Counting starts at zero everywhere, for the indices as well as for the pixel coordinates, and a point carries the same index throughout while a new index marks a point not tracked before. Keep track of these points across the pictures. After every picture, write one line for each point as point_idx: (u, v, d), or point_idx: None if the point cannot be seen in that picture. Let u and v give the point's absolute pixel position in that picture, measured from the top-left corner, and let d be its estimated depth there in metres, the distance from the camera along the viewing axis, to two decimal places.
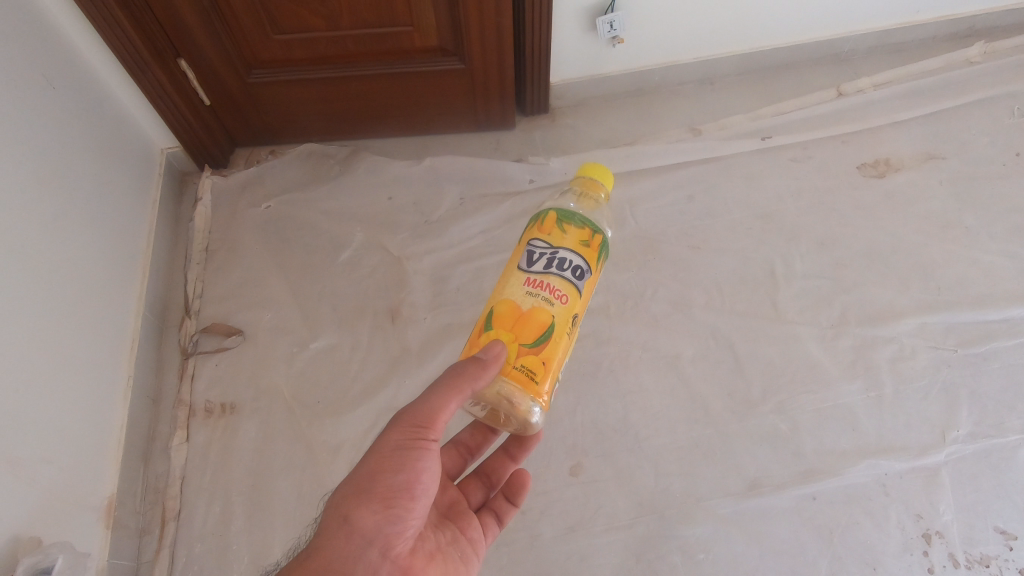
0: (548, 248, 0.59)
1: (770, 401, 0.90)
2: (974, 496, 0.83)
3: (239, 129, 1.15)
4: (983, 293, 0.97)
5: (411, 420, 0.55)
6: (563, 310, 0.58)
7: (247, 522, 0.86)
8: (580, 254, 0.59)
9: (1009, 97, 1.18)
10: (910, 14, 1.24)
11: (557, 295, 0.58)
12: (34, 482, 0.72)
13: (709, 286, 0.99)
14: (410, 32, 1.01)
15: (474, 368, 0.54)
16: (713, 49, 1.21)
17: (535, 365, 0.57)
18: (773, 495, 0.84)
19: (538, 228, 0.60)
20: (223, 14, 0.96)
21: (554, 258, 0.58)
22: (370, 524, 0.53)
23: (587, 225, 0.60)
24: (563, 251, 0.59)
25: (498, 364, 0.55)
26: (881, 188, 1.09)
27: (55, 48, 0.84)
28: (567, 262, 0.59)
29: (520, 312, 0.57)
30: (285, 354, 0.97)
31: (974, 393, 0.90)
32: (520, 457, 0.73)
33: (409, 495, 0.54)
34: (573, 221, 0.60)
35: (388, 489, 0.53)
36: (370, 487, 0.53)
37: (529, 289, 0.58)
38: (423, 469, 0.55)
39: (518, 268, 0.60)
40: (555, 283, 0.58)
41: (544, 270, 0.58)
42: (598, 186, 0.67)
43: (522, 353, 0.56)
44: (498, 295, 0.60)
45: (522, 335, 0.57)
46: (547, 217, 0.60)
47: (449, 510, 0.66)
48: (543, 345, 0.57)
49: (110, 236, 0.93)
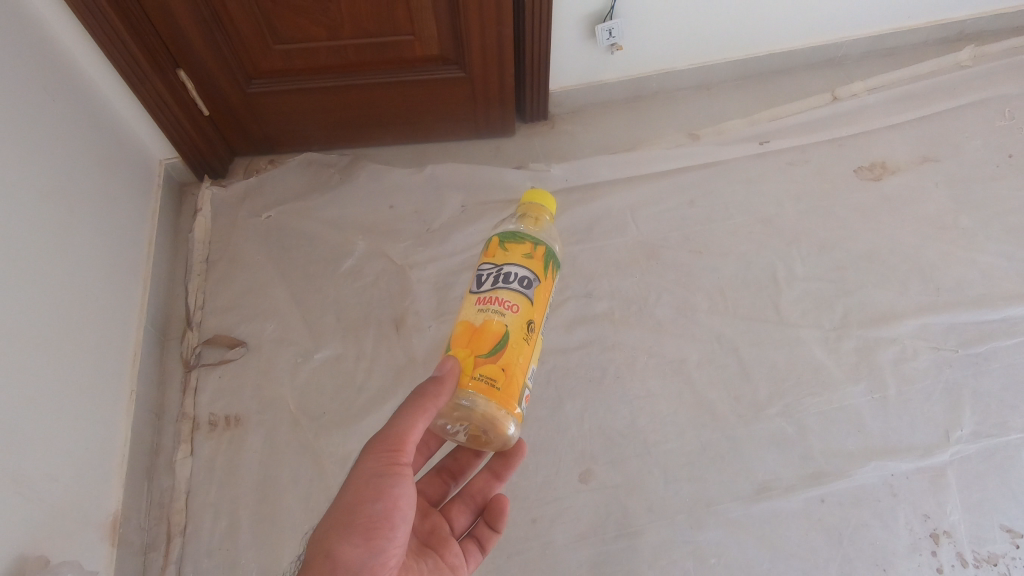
0: (494, 267, 0.59)
1: (776, 404, 0.90)
2: (980, 495, 0.84)
3: (237, 139, 1.14)
4: (982, 293, 0.99)
5: (384, 445, 0.54)
6: (516, 319, 0.56)
7: (254, 537, 0.85)
8: (524, 265, 0.58)
9: (999, 100, 1.20)
10: (900, 19, 1.26)
11: (507, 305, 0.57)
12: (39, 500, 0.71)
13: (713, 290, 1.00)
14: (411, 41, 1.02)
15: (431, 386, 0.54)
16: (710, 55, 1.23)
17: (496, 374, 0.55)
18: (783, 498, 0.84)
19: (483, 251, 0.61)
20: (223, 25, 0.96)
21: (498, 273, 0.58)
22: (353, 557, 0.52)
23: (527, 238, 0.60)
24: (507, 266, 0.58)
25: (454, 377, 0.55)
26: (878, 191, 1.10)
27: (55, 59, 0.84)
28: (512, 275, 0.58)
29: (473, 329, 0.57)
30: (289, 366, 0.96)
31: (976, 392, 0.91)
32: (504, 475, 0.70)
33: (389, 523, 0.54)
34: (514, 238, 0.59)
35: (368, 519, 0.53)
36: (350, 520, 0.53)
37: (479, 307, 0.57)
38: (401, 494, 0.54)
39: (469, 291, 0.60)
40: (503, 296, 0.57)
41: (493, 287, 0.58)
42: (542, 209, 0.66)
43: (478, 365, 0.55)
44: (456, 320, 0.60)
45: (476, 349, 0.56)
46: (489, 240, 0.61)
47: (429, 537, 0.66)
48: (499, 356, 0.55)
49: (111, 249, 0.92)
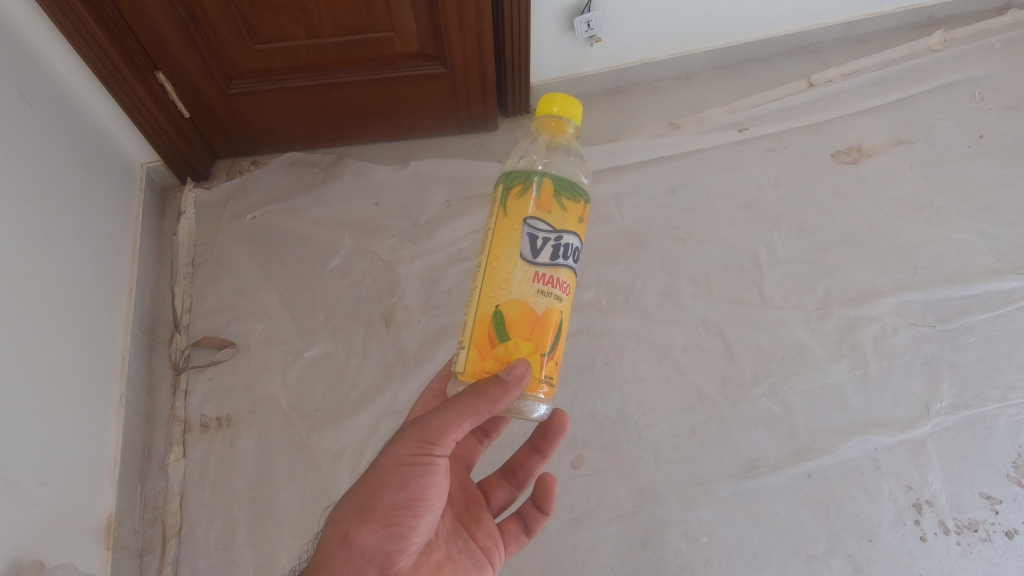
0: (553, 233, 0.52)
1: (762, 385, 0.92)
2: (959, 464, 0.86)
3: (220, 140, 1.14)
4: (957, 270, 1.01)
5: (418, 434, 0.52)
6: (571, 301, 0.54)
7: (251, 536, 0.85)
8: (580, 234, 0.54)
9: (969, 82, 1.23)
10: (872, 6, 1.28)
11: (567, 288, 0.53)
12: (31, 505, 0.70)
13: (696, 275, 1.02)
14: (391, 37, 1.02)
15: (494, 390, 0.49)
16: (688, 45, 1.24)
17: (554, 370, 0.54)
18: (770, 475, 0.86)
19: (536, 203, 0.52)
20: (201, 26, 0.96)
21: (561, 246, 0.52)
22: (370, 542, 0.52)
23: (582, 196, 0.54)
24: (568, 236, 0.52)
25: (521, 385, 0.50)
26: (855, 174, 1.12)
27: (30, 62, 0.83)
28: (571, 247, 0.53)
29: (535, 317, 0.52)
30: (280, 365, 0.97)
31: (954, 365, 0.93)
32: (546, 450, 0.70)
33: (412, 511, 0.53)
34: (575, 196, 0.53)
35: (390, 506, 0.52)
36: (372, 503, 0.52)
37: (540, 288, 0.52)
38: (427, 485, 0.53)
39: (522, 259, 0.52)
40: (564, 277, 0.53)
41: (552, 263, 0.52)
42: (568, 122, 0.58)
43: (546, 364, 0.52)
44: (504, 293, 0.52)
45: (541, 342, 0.52)
46: (544, 188, 0.52)
47: (464, 511, 0.65)
48: (559, 347, 0.54)
49: (95, 254, 0.91)
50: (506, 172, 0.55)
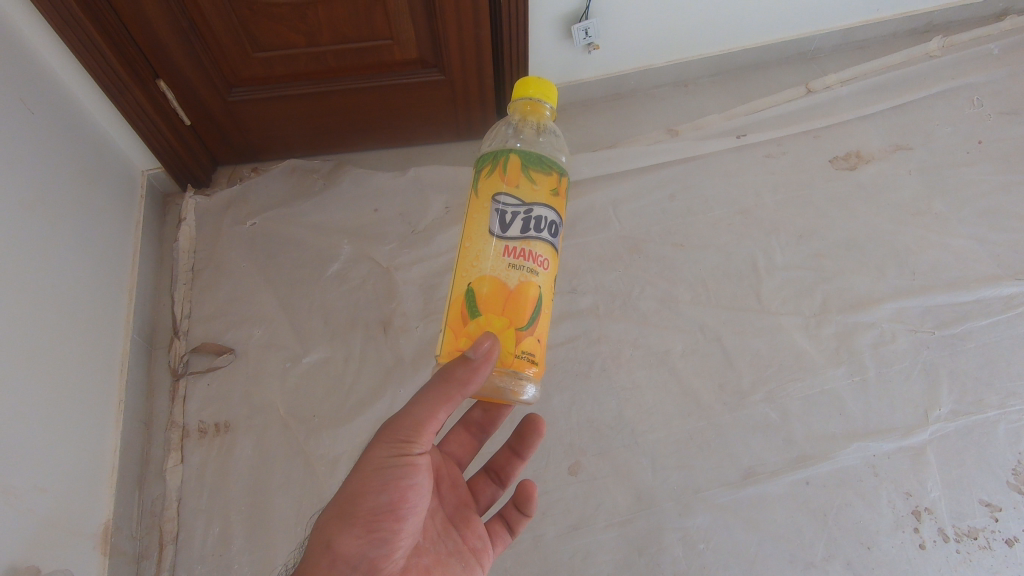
0: (521, 206, 0.53)
1: (760, 391, 0.92)
2: (959, 471, 0.86)
3: (220, 147, 1.15)
4: (956, 276, 1.01)
5: (397, 433, 0.53)
6: (549, 276, 0.54)
7: (247, 542, 0.85)
8: (552, 206, 0.54)
9: (968, 88, 1.23)
10: (871, 13, 1.29)
11: (542, 261, 0.53)
12: (28, 511, 0.70)
13: (694, 281, 1.02)
14: (390, 45, 1.03)
15: (463, 371, 0.50)
16: (686, 52, 1.25)
17: (533, 347, 0.54)
18: (768, 482, 0.85)
19: (504, 179, 0.54)
20: (202, 35, 0.97)
21: (529, 218, 0.53)
22: (353, 548, 0.51)
23: (554, 168, 0.55)
24: (537, 208, 0.53)
25: (491, 361, 0.50)
26: (854, 179, 1.12)
27: (32, 71, 0.84)
28: (542, 219, 0.53)
29: (507, 291, 0.52)
30: (278, 370, 0.97)
31: (953, 372, 0.93)
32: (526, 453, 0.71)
33: (394, 515, 0.53)
34: (545, 168, 0.54)
35: (372, 510, 0.52)
36: (353, 510, 0.52)
37: (511, 262, 0.52)
38: (409, 487, 0.53)
39: (492, 236, 0.53)
40: (536, 249, 0.53)
41: (523, 236, 0.53)
42: (544, 105, 0.59)
43: (521, 338, 0.52)
44: (475, 272, 0.53)
45: (515, 317, 0.52)
46: (510, 163, 0.54)
47: (454, 513, 0.64)
48: (537, 323, 0.53)
49: (95, 260, 0.92)
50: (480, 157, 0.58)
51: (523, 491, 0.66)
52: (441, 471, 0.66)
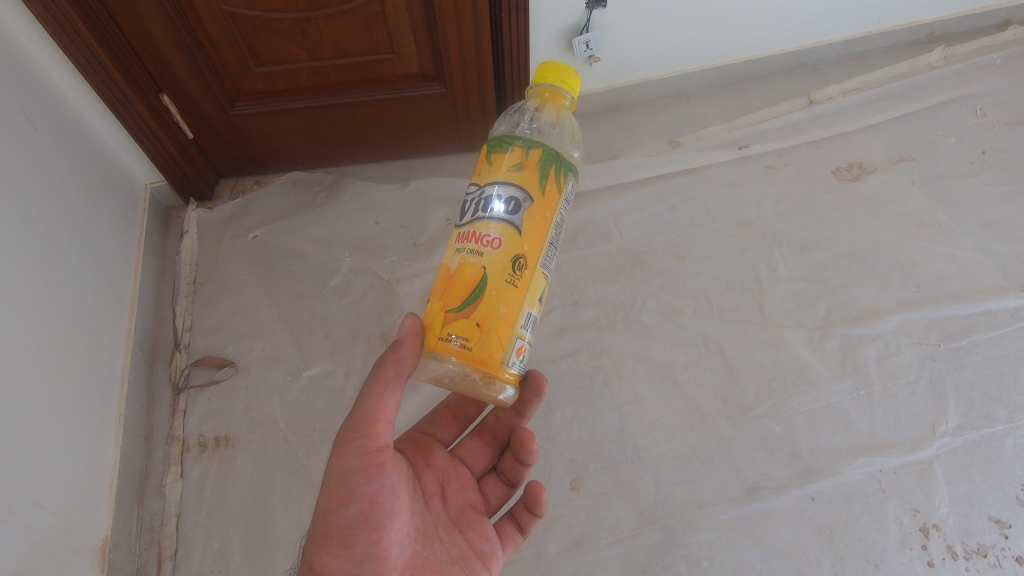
0: (477, 190, 0.52)
1: (764, 405, 0.91)
2: (967, 487, 0.85)
3: (223, 160, 1.15)
4: (961, 287, 1.00)
5: (349, 437, 0.53)
6: (495, 257, 0.50)
7: (246, 559, 0.84)
8: (507, 183, 0.51)
9: (971, 98, 1.23)
10: (872, 24, 1.29)
11: (486, 241, 0.50)
12: (27, 528, 0.70)
13: (697, 293, 1.01)
14: (391, 59, 1.03)
15: (389, 350, 0.53)
16: (687, 64, 1.25)
17: (468, 331, 0.49)
18: (773, 498, 0.84)
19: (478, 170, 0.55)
20: (204, 49, 0.97)
21: (479, 199, 0.51)
22: (336, 566, 0.52)
23: (515, 144, 0.51)
24: (489, 188, 0.51)
25: (411, 336, 0.52)
26: (857, 190, 1.12)
27: (36, 88, 0.84)
28: (493, 197, 0.51)
29: (448, 274, 0.51)
30: (279, 384, 0.97)
31: (959, 385, 0.92)
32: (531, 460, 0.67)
33: (368, 524, 0.53)
34: (502, 147, 0.52)
35: (344, 526, 0.52)
36: (327, 529, 0.53)
37: (458, 245, 0.52)
38: (374, 489, 0.53)
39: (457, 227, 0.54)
40: (480, 227, 0.50)
41: (473, 218, 0.52)
42: (563, 93, 0.58)
43: (450, 320, 0.50)
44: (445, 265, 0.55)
45: (451, 298, 0.50)
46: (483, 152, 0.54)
47: (460, 518, 0.63)
48: (473, 305, 0.49)
49: (97, 274, 0.92)
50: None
51: (530, 495, 0.64)
52: (448, 474, 0.65)
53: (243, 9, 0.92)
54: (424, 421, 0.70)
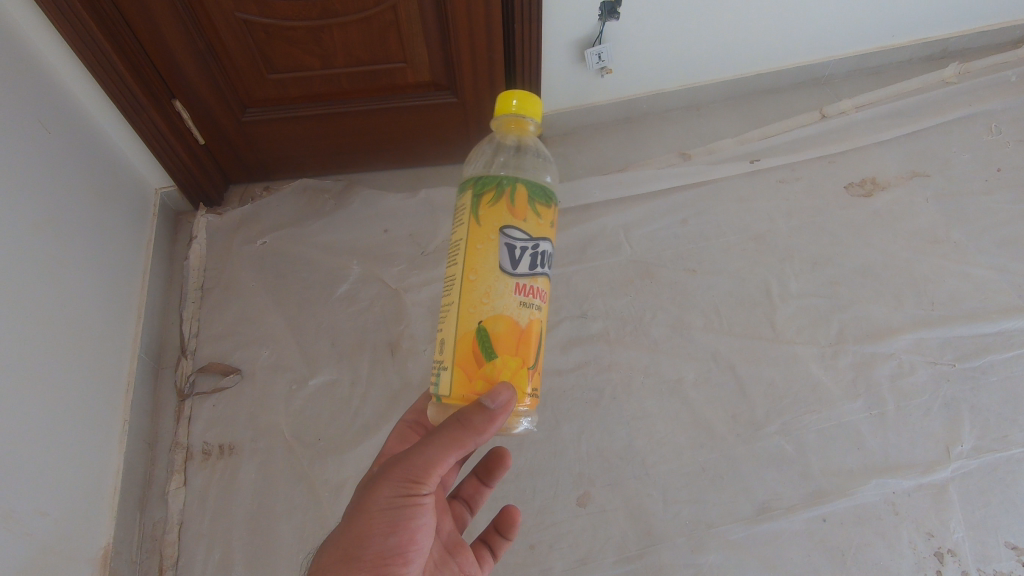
0: (530, 240, 0.50)
1: (775, 422, 0.90)
2: (983, 511, 0.83)
3: (233, 166, 1.15)
4: (976, 306, 0.99)
5: (410, 474, 0.48)
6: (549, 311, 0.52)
7: (248, 570, 0.83)
8: (555, 239, 0.52)
9: (986, 115, 1.22)
10: (885, 39, 1.28)
11: (546, 297, 0.51)
12: (30, 536, 0.69)
13: (707, 308, 1.00)
14: (403, 68, 1.03)
15: (481, 420, 0.46)
16: (700, 76, 1.25)
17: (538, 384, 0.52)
18: (784, 518, 0.83)
19: (510, 210, 0.49)
20: (218, 55, 0.97)
21: (538, 253, 0.50)
22: None
23: (553, 200, 0.52)
24: (543, 242, 0.51)
25: (508, 410, 0.47)
26: (870, 207, 1.11)
27: (50, 92, 0.85)
28: (548, 254, 0.51)
29: (520, 330, 0.49)
30: (284, 392, 0.96)
31: (975, 407, 0.90)
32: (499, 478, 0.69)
33: (401, 557, 0.49)
34: (549, 201, 0.51)
35: (379, 555, 0.48)
36: (356, 554, 0.47)
37: (523, 299, 0.49)
38: (418, 527, 0.49)
39: (502, 272, 0.49)
40: (543, 284, 0.51)
41: (532, 271, 0.50)
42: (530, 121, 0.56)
43: (531, 376, 0.50)
44: (482, 312, 0.48)
45: (526, 355, 0.50)
46: (518, 193, 0.50)
47: (449, 541, 0.61)
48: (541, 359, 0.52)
49: (105, 278, 0.92)
50: (459, 188, 0.54)
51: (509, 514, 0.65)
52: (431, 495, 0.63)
53: (258, 16, 0.92)
54: (396, 442, 0.66)
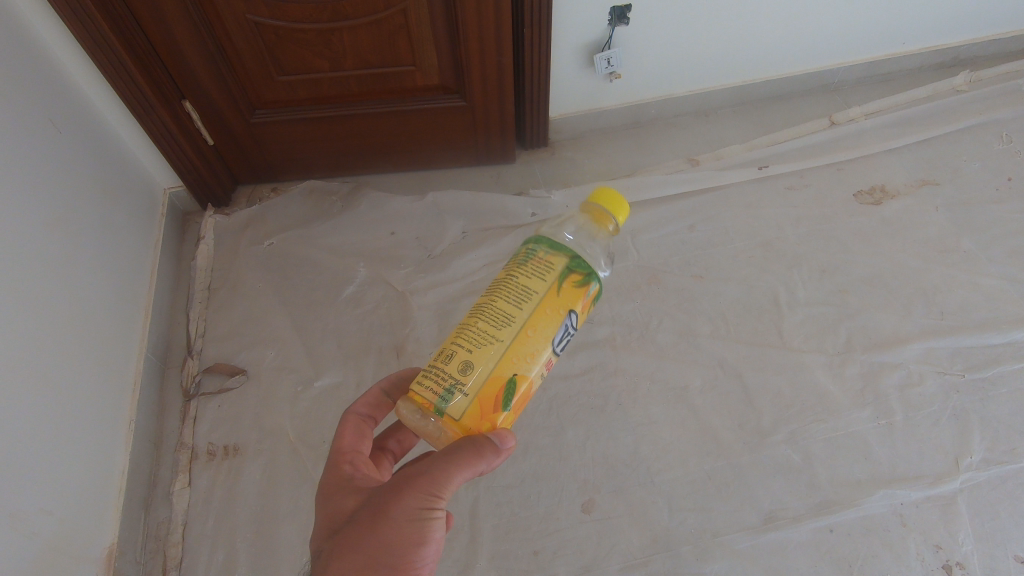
0: (574, 329, 0.51)
1: (782, 431, 0.89)
2: (992, 524, 0.82)
3: (242, 167, 1.16)
4: (986, 316, 0.98)
5: (433, 485, 0.46)
6: None
7: (251, 572, 0.83)
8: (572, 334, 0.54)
9: (997, 124, 1.21)
10: (896, 46, 1.27)
11: None
12: (35, 535, 0.69)
13: (714, 314, 1.00)
14: (412, 71, 1.03)
15: (496, 455, 0.46)
16: (708, 82, 1.24)
17: None
18: (790, 528, 0.82)
19: (584, 304, 0.50)
20: (228, 57, 0.98)
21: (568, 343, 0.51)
22: None
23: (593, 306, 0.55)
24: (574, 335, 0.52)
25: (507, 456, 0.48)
26: (878, 215, 1.10)
27: (61, 91, 0.85)
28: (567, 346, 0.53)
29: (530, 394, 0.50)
30: (289, 394, 0.96)
31: (984, 418, 0.89)
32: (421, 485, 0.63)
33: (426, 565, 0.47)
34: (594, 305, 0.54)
35: (407, 563, 0.46)
36: (384, 563, 0.46)
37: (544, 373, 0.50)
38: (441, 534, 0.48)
39: (551, 344, 0.49)
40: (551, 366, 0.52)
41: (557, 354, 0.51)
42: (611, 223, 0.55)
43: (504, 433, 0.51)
44: (522, 367, 0.47)
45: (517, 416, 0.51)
46: (594, 294, 0.51)
47: None
48: None
49: (113, 277, 0.92)
50: (542, 236, 0.51)
51: None
52: None
53: (268, 18, 0.93)
54: (349, 438, 0.55)
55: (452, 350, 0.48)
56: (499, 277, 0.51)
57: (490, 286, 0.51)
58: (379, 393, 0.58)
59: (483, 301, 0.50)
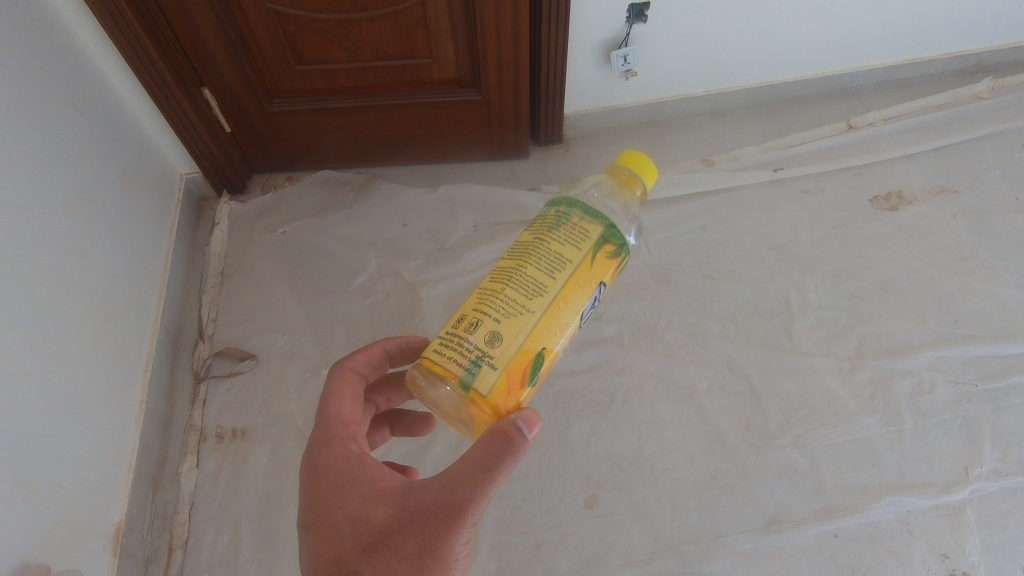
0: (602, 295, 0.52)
1: (788, 434, 0.88)
2: (1001, 536, 0.81)
3: (258, 156, 1.17)
4: (1002, 326, 0.96)
5: (474, 513, 0.46)
6: None
7: (255, 554, 0.84)
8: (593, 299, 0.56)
9: (1020, 132, 1.19)
10: (918, 51, 1.26)
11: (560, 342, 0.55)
12: (45, 507, 0.70)
13: (724, 315, 0.99)
14: (429, 64, 1.04)
15: (514, 458, 0.45)
16: (726, 82, 1.24)
17: None
18: (793, 531, 0.81)
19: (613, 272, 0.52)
20: (248, 46, 0.99)
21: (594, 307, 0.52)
22: None
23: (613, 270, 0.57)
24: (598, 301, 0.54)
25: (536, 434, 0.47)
26: (895, 220, 1.09)
27: (84, 74, 0.87)
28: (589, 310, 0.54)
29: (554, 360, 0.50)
30: (298, 380, 0.97)
31: (996, 429, 0.88)
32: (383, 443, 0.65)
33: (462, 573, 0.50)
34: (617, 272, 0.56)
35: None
36: None
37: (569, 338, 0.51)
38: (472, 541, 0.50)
39: (581, 313, 0.50)
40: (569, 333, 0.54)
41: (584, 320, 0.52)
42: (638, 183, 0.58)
43: None
44: (553, 336, 0.48)
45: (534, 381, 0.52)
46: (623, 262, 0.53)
47: None
48: None
49: (129, 258, 0.94)
50: (577, 203, 0.52)
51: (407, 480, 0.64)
52: None
53: (290, 8, 0.93)
54: (347, 406, 0.53)
55: (479, 320, 0.48)
56: (526, 244, 0.51)
57: (514, 252, 0.52)
58: (380, 355, 0.57)
59: (510, 269, 0.50)
